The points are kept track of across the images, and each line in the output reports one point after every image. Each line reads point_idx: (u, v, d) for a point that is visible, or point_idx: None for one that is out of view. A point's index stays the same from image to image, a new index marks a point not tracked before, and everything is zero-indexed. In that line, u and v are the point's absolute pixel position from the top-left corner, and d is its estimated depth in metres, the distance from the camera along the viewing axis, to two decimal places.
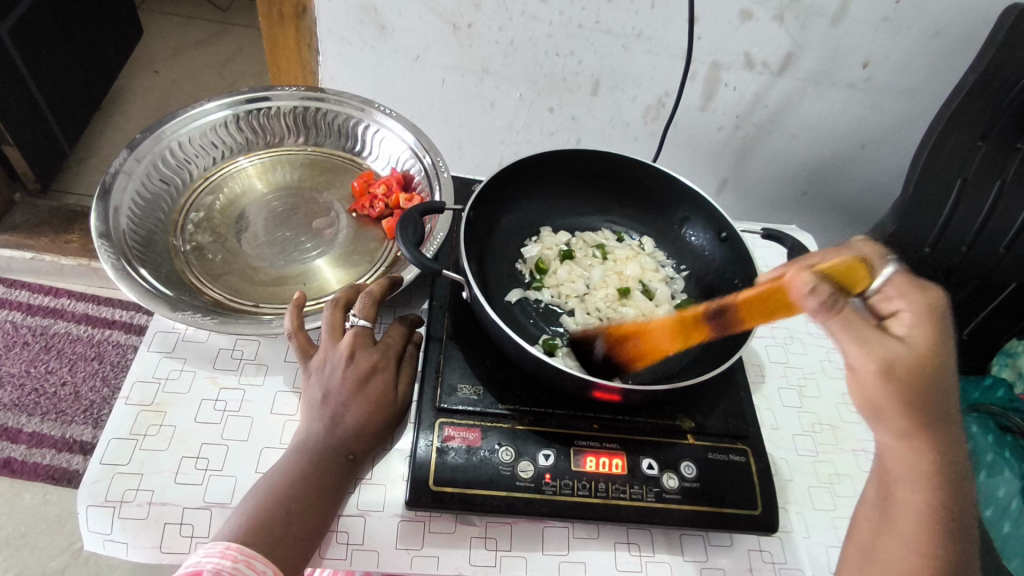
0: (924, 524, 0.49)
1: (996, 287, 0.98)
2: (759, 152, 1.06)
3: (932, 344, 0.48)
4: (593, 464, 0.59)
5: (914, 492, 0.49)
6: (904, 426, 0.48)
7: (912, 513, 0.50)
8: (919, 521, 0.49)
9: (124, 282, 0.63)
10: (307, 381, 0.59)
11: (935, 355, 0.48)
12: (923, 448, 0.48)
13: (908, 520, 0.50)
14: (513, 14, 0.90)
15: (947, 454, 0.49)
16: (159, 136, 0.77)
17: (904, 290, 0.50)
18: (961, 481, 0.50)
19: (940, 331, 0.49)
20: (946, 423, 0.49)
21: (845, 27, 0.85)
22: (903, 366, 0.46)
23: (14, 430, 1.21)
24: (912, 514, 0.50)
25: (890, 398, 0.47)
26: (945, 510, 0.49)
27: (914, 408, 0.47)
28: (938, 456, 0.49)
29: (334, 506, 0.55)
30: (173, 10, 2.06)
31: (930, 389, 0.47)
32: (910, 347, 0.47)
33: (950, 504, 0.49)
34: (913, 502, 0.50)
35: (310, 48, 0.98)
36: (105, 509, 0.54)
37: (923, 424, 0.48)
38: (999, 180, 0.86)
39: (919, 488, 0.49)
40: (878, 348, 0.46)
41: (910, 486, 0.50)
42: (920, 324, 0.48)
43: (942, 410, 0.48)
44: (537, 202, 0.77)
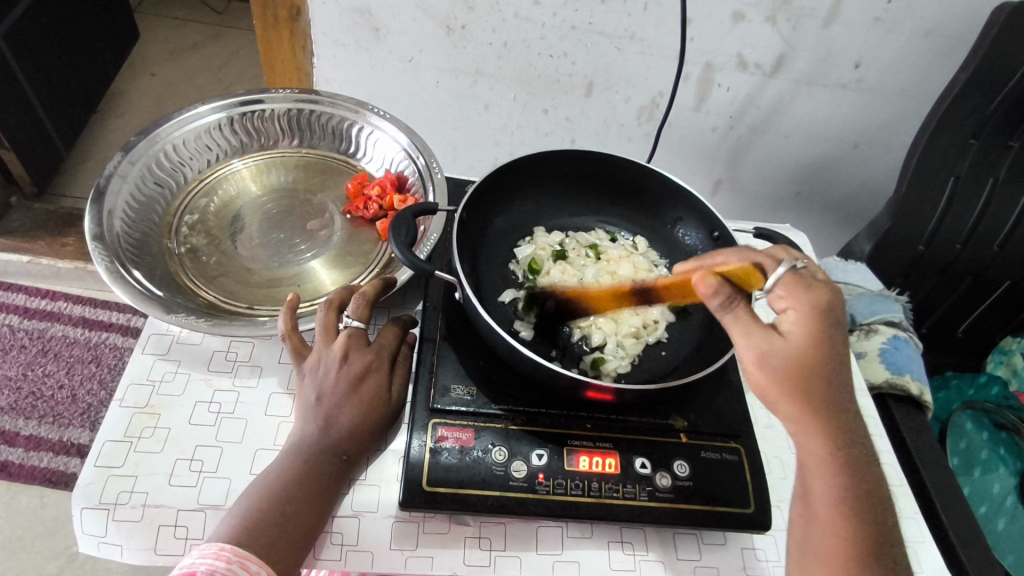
0: (837, 509, 0.49)
1: (991, 284, 0.98)
2: (753, 152, 1.06)
3: (819, 336, 0.48)
4: (587, 463, 0.59)
5: (822, 477, 0.49)
6: (797, 411, 0.49)
7: (826, 499, 0.49)
8: (835, 508, 0.49)
9: (118, 285, 0.63)
10: (301, 382, 0.59)
11: (819, 345, 0.48)
12: (820, 430, 0.49)
13: (824, 507, 0.49)
14: (507, 16, 0.90)
15: (846, 436, 0.49)
16: (153, 139, 0.77)
17: (791, 288, 0.50)
18: (867, 462, 0.50)
19: (826, 322, 0.49)
20: (841, 403, 0.49)
21: (836, 28, 0.86)
22: (776, 353, 0.48)
23: (11, 434, 1.21)
24: (826, 500, 0.49)
25: (773, 382, 0.49)
26: (854, 492, 0.49)
27: (799, 391, 0.48)
28: (839, 438, 0.49)
29: (327, 507, 0.55)
30: (169, 12, 2.06)
31: (814, 373, 0.48)
32: (790, 339, 0.49)
33: (859, 485, 0.49)
34: (823, 488, 0.49)
35: (305, 51, 0.99)
36: (99, 512, 0.54)
37: (816, 405, 0.48)
38: (991, 179, 0.87)
39: (827, 473, 0.49)
40: (754, 341, 0.49)
41: (817, 472, 0.49)
42: (806, 318, 0.49)
43: (832, 392, 0.49)
44: (530, 203, 0.77)
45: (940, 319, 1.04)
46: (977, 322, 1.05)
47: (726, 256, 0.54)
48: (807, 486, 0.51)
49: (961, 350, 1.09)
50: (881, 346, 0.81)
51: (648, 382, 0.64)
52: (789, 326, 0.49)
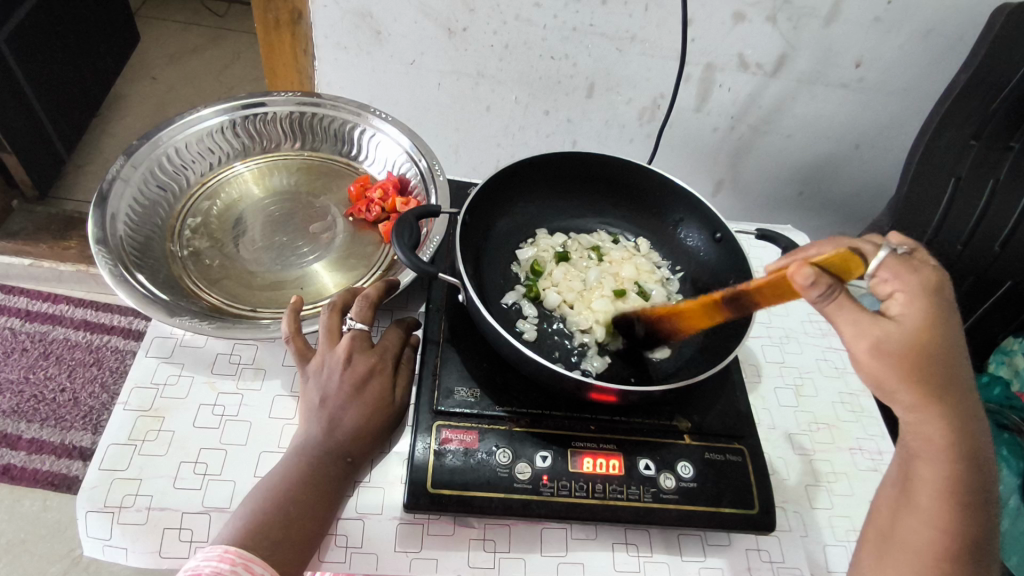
0: (945, 494, 0.51)
1: (993, 284, 0.98)
2: (754, 153, 1.06)
3: (932, 319, 0.48)
4: (591, 465, 0.59)
5: (935, 463, 0.51)
6: (914, 402, 0.49)
7: (931, 485, 0.51)
8: (938, 493, 0.51)
9: (122, 288, 0.64)
10: (305, 384, 0.59)
11: (933, 329, 0.48)
12: (937, 419, 0.50)
13: (929, 493, 0.51)
14: (508, 18, 0.90)
15: (965, 424, 0.50)
16: (156, 143, 0.77)
17: (899, 270, 0.49)
18: (981, 449, 0.51)
19: (940, 304, 0.49)
20: (963, 393, 0.50)
21: (838, 28, 0.86)
22: (893, 341, 0.47)
23: (13, 437, 1.21)
24: (929, 486, 0.51)
25: (897, 376, 0.48)
26: (966, 481, 0.51)
27: (921, 382, 0.48)
28: (957, 428, 0.50)
29: (333, 508, 0.55)
30: (170, 16, 2.06)
31: (937, 364, 0.48)
32: (903, 326, 0.48)
33: (970, 474, 0.51)
34: (931, 475, 0.51)
35: (306, 54, 0.99)
36: (104, 515, 0.54)
37: (938, 397, 0.49)
38: (992, 179, 0.87)
39: (938, 460, 0.51)
40: (867, 327, 0.47)
41: (929, 459, 0.51)
42: (918, 300, 0.48)
43: (952, 382, 0.49)
44: (533, 205, 0.77)
45: None
46: (979, 323, 1.05)
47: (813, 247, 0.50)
48: (914, 471, 0.53)
49: (963, 350, 1.09)
50: None
51: (651, 383, 0.65)
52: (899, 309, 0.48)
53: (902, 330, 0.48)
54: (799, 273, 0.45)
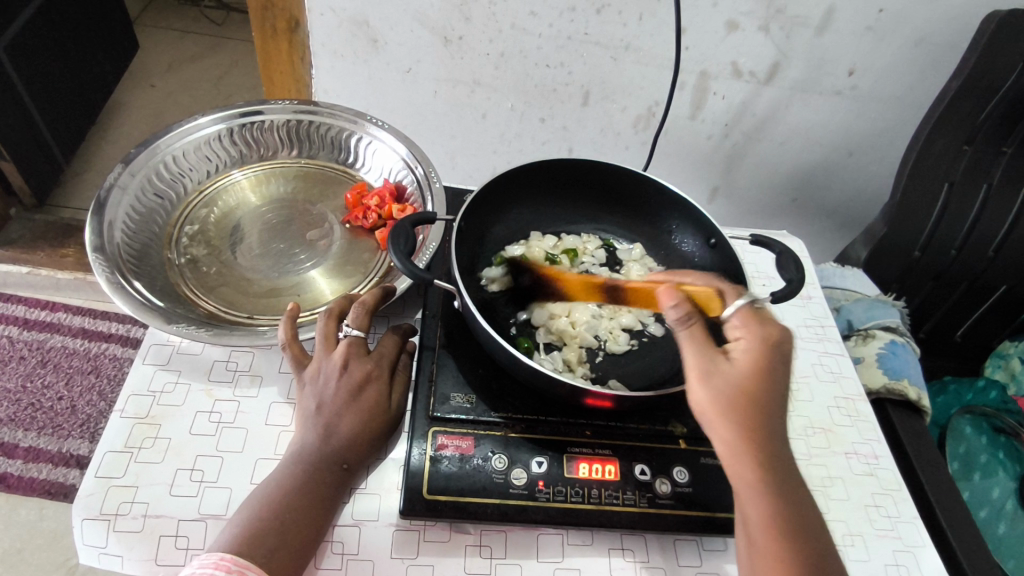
0: (770, 528, 0.48)
1: (987, 289, 0.99)
2: (748, 159, 1.07)
3: (763, 369, 0.50)
4: (587, 470, 0.59)
5: (753, 500, 0.48)
6: (733, 440, 0.49)
7: (758, 522, 0.48)
8: (768, 529, 0.48)
9: (118, 296, 0.64)
10: (301, 391, 0.59)
11: (765, 377, 0.50)
12: (754, 455, 0.48)
13: (758, 530, 0.48)
14: (503, 27, 0.91)
15: (780, 463, 0.49)
16: (153, 150, 0.78)
17: (747, 320, 0.52)
18: (796, 487, 0.49)
19: (773, 355, 0.51)
20: (774, 431, 0.49)
21: (829, 37, 0.87)
22: (721, 378, 0.49)
23: (10, 445, 1.21)
24: (760, 523, 0.48)
25: (712, 414, 0.49)
26: (789, 518, 0.48)
27: (738, 417, 0.48)
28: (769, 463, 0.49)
29: (329, 515, 0.55)
30: (168, 25, 2.07)
31: (758, 405, 0.49)
32: (736, 366, 0.50)
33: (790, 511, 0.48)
34: (755, 513, 0.48)
35: (303, 62, 1.00)
36: (99, 522, 0.54)
37: (752, 435, 0.49)
38: (985, 184, 0.88)
39: (758, 494, 0.48)
40: (701, 362, 0.49)
41: (751, 499, 0.49)
42: (755, 347, 0.50)
43: (769, 419, 0.49)
44: (527, 212, 0.78)
45: (938, 324, 1.05)
46: (974, 326, 1.05)
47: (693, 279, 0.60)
48: (742, 510, 0.50)
49: (959, 354, 1.10)
50: (878, 351, 0.82)
51: (647, 388, 0.65)
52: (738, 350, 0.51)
53: (733, 368, 0.49)
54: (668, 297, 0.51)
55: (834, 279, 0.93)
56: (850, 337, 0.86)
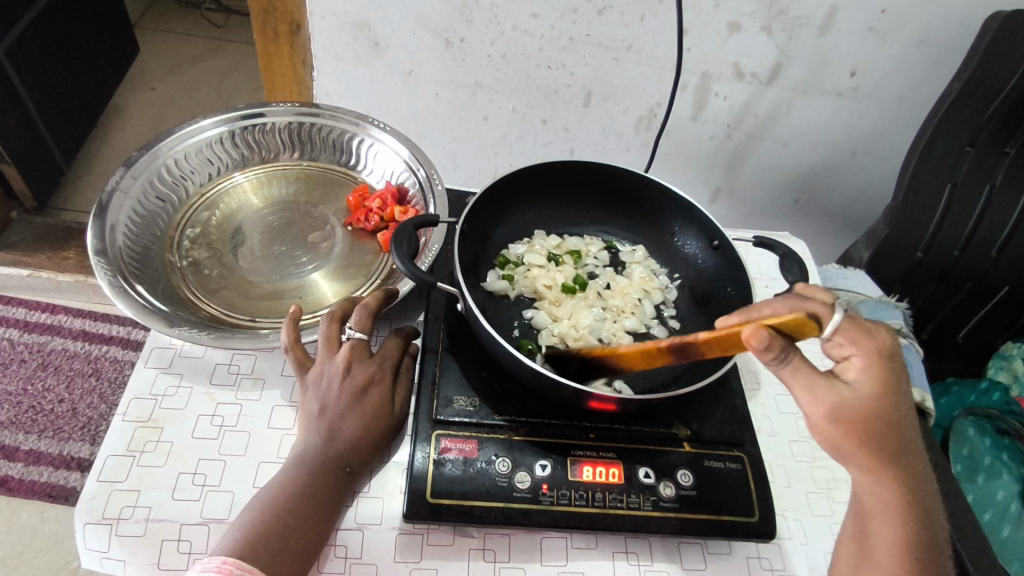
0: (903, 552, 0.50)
1: (990, 290, 0.99)
2: (750, 160, 1.07)
3: (885, 387, 0.48)
4: (590, 474, 0.59)
5: (888, 523, 0.51)
6: (865, 466, 0.49)
7: (889, 544, 0.51)
8: (896, 552, 0.50)
9: (121, 299, 0.64)
10: (304, 394, 0.59)
11: (886, 395, 0.48)
12: (886, 478, 0.50)
13: (886, 550, 0.51)
14: (505, 29, 0.91)
15: (914, 484, 0.51)
16: (154, 153, 0.78)
17: (854, 335, 0.47)
18: (926, 504, 0.51)
19: (893, 368, 0.48)
20: (908, 451, 0.50)
21: (832, 38, 0.86)
22: (848, 408, 0.47)
23: (11, 448, 1.21)
24: (888, 546, 0.51)
25: (846, 445, 0.48)
26: (920, 538, 0.50)
27: (870, 446, 0.48)
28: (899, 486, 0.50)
29: (332, 519, 0.55)
30: (169, 28, 2.08)
31: (888, 430, 0.48)
32: (858, 392, 0.48)
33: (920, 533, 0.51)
34: (887, 534, 0.51)
35: (305, 64, 1.00)
36: (102, 527, 0.54)
37: (885, 460, 0.49)
38: (988, 185, 0.88)
39: (892, 517, 0.50)
40: (822, 398, 0.47)
41: (883, 519, 0.51)
42: (871, 366, 0.47)
43: (903, 443, 0.49)
44: (530, 214, 0.78)
45: (941, 325, 1.05)
46: (977, 327, 1.05)
47: (773, 306, 0.45)
48: (871, 528, 0.52)
49: (962, 356, 1.10)
50: None
51: (649, 390, 0.65)
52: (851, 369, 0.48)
53: (857, 394, 0.47)
54: (755, 336, 0.44)
55: (837, 280, 0.93)
56: None
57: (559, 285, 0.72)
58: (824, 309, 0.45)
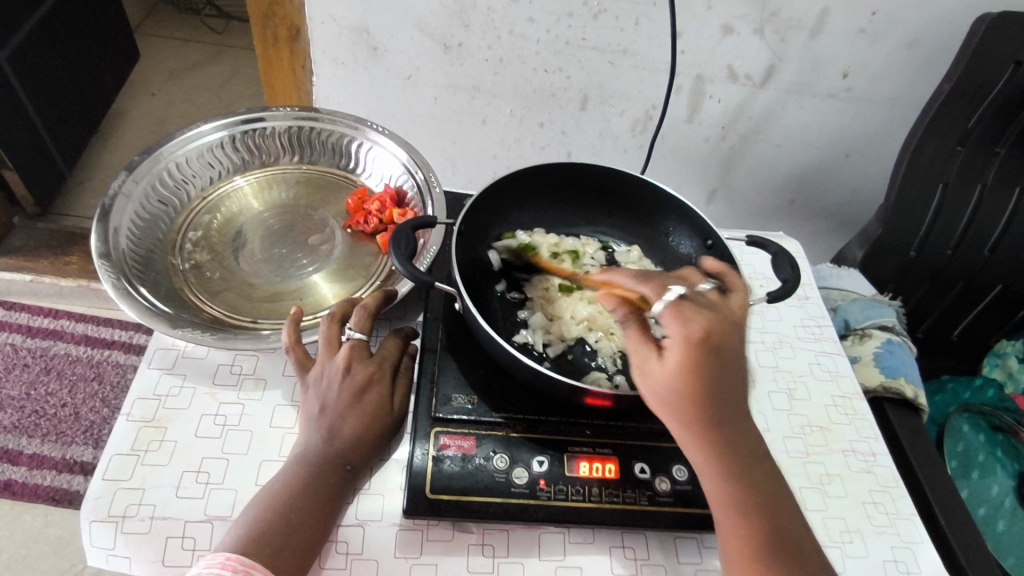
0: (730, 510, 0.49)
1: (984, 288, 1.00)
2: (745, 161, 1.08)
3: (692, 365, 0.47)
4: (587, 469, 0.60)
5: (708, 480, 0.50)
6: (679, 427, 0.50)
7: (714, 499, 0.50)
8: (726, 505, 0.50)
9: (124, 301, 0.65)
10: (305, 393, 0.60)
11: (695, 371, 0.47)
12: (698, 438, 0.49)
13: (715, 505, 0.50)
14: (501, 33, 0.92)
15: (735, 440, 0.50)
16: (157, 158, 0.79)
17: (671, 320, 0.48)
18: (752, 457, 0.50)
19: (706, 353, 0.47)
20: (725, 412, 0.49)
21: (823, 40, 0.88)
22: (654, 378, 0.49)
23: (14, 453, 1.21)
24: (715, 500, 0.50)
25: (666, 421, 0.49)
26: (744, 491, 0.49)
27: (679, 408, 0.48)
28: (723, 449, 0.49)
29: (334, 515, 0.56)
30: (169, 34, 2.09)
31: (699, 399, 0.48)
32: (663, 367, 0.48)
33: (753, 499, 0.50)
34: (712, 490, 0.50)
35: (304, 70, 1.01)
36: (107, 524, 0.55)
37: (700, 421, 0.48)
38: (979, 184, 0.89)
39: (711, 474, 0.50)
40: (638, 364, 0.50)
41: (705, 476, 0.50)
42: (678, 346, 0.47)
43: (719, 407, 0.49)
44: (528, 215, 0.79)
45: (936, 323, 1.06)
46: (972, 326, 1.06)
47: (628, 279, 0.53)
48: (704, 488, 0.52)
49: (958, 354, 1.11)
50: (875, 350, 0.83)
51: (646, 388, 0.66)
52: (669, 345, 0.48)
53: (659, 370, 0.48)
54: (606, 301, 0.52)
55: (831, 279, 0.94)
56: (846, 336, 0.87)
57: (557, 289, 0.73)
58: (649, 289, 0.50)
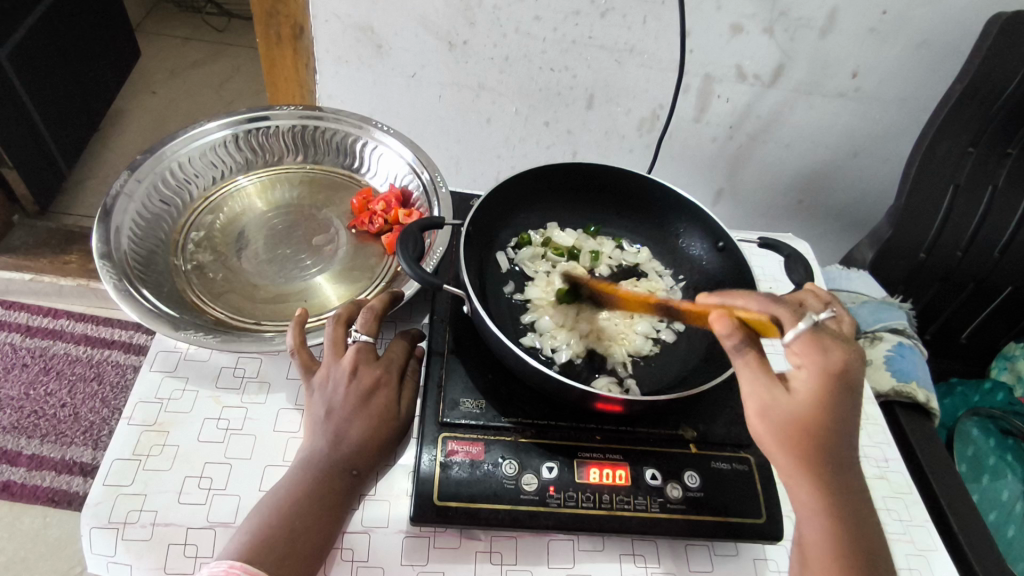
0: (834, 560, 0.48)
1: (993, 290, 0.99)
2: (753, 161, 1.07)
3: (824, 400, 0.48)
4: (597, 475, 0.59)
5: (814, 529, 0.49)
6: (789, 466, 0.49)
7: (817, 549, 0.49)
8: (830, 559, 0.48)
9: (126, 302, 0.64)
10: (310, 397, 0.59)
11: (822, 406, 0.48)
12: (809, 481, 0.49)
13: (815, 554, 0.49)
14: (507, 31, 0.91)
15: (844, 496, 0.49)
16: (159, 157, 0.78)
17: (807, 347, 0.49)
18: (859, 515, 0.50)
19: (840, 388, 0.48)
20: (841, 461, 0.49)
21: (833, 39, 0.87)
22: (778, 408, 0.49)
23: (13, 453, 1.20)
24: (817, 551, 0.49)
25: (784, 458, 0.49)
26: (850, 545, 0.48)
27: (800, 446, 0.48)
28: (835, 496, 0.49)
29: (340, 522, 0.55)
30: (171, 32, 2.08)
31: (818, 438, 0.48)
32: (795, 399, 0.49)
33: (859, 556, 0.48)
34: (815, 541, 0.49)
35: (307, 68, 1.00)
36: (108, 531, 0.54)
37: (817, 462, 0.49)
38: (990, 186, 0.88)
39: (816, 522, 0.49)
40: (756, 391, 0.49)
41: (810, 524, 0.49)
42: (814, 379, 0.48)
43: (836, 456, 0.49)
44: (535, 216, 0.78)
45: (944, 325, 1.05)
46: (980, 328, 1.05)
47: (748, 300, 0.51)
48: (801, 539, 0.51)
49: (965, 356, 1.10)
50: (887, 353, 0.82)
51: (657, 392, 0.65)
52: (800, 377, 0.49)
53: (791, 400, 0.49)
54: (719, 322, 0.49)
55: (841, 281, 0.93)
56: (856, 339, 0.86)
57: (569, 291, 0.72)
58: (783, 313, 0.50)
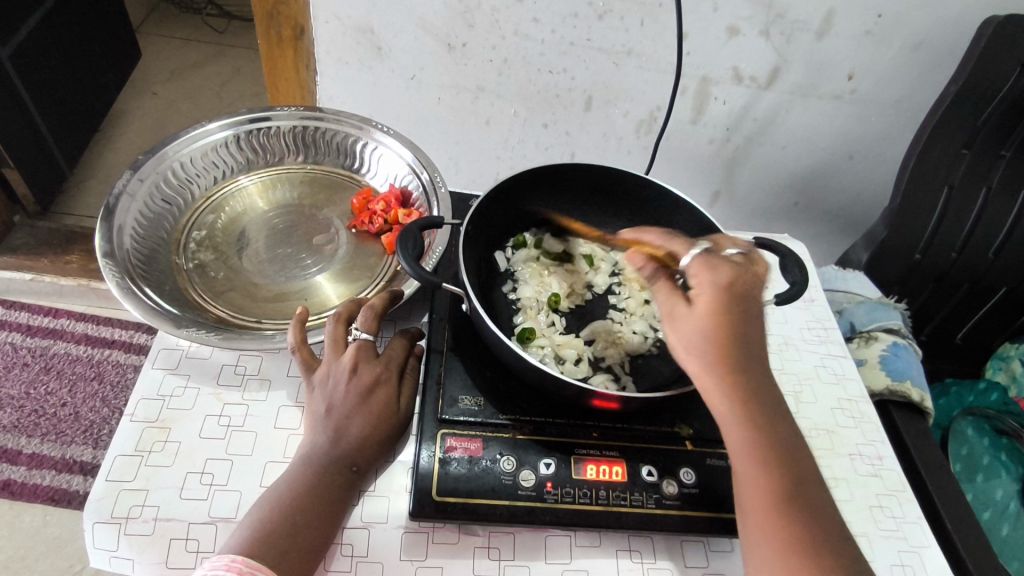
0: (760, 461, 0.50)
1: (988, 291, 1.00)
2: (749, 163, 1.08)
3: (721, 312, 0.50)
4: (594, 472, 0.59)
5: (738, 436, 0.50)
6: (702, 376, 0.50)
7: (743, 454, 0.50)
8: (757, 462, 0.50)
9: (129, 300, 0.64)
10: (310, 394, 0.60)
11: (723, 316, 0.50)
12: (724, 388, 0.50)
13: (744, 461, 0.50)
14: (506, 33, 0.92)
15: (760, 399, 0.51)
16: (161, 157, 0.78)
17: (702, 268, 0.53)
18: (777, 416, 0.51)
19: (731, 299, 0.51)
20: (753, 367, 0.51)
21: (829, 41, 0.88)
22: (682, 322, 0.52)
23: (13, 452, 1.21)
24: (743, 456, 0.50)
25: (697, 369, 0.50)
26: (773, 444, 0.50)
27: (712, 353, 0.50)
28: (751, 401, 0.50)
29: (340, 517, 0.55)
30: (171, 33, 2.09)
31: (728, 342, 0.50)
32: (695, 313, 0.51)
33: (781, 453, 0.50)
34: (740, 448, 0.50)
35: (308, 70, 1.01)
36: (111, 526, 0.55)
37: (729, 368, 0.50)
38: (985, 187, 0.89)
39: (740, 431, 0.50)
40: (672, 311, 0.53)
41: (734, 434, 0.50)
42: (712, 292, 0.51)
43: (747, 359, 0.51)
44: (534, 215, 0.79)
45: (939, 326, 1.06)
46: (975, 329, 1.06)
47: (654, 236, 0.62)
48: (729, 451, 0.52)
49: (960, 357, 1.10)
50: (882, 353, 0.83)
51: (653, 390, 0.66)
52: (698, 292, 0.52)
53: (688, 314, 0.51)
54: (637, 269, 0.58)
55: (837, 282, 0.94)
56: (852, 339, 0.87)
57: (579, 287, 0.75)
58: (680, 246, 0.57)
